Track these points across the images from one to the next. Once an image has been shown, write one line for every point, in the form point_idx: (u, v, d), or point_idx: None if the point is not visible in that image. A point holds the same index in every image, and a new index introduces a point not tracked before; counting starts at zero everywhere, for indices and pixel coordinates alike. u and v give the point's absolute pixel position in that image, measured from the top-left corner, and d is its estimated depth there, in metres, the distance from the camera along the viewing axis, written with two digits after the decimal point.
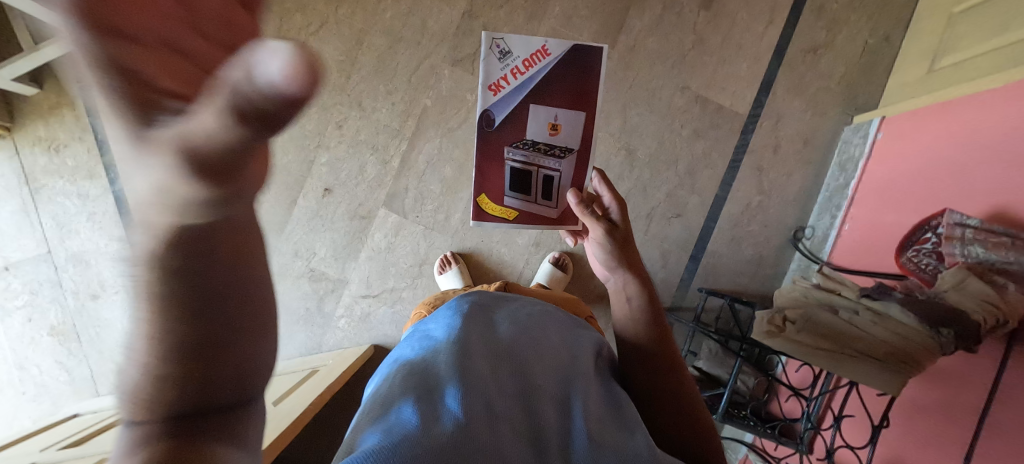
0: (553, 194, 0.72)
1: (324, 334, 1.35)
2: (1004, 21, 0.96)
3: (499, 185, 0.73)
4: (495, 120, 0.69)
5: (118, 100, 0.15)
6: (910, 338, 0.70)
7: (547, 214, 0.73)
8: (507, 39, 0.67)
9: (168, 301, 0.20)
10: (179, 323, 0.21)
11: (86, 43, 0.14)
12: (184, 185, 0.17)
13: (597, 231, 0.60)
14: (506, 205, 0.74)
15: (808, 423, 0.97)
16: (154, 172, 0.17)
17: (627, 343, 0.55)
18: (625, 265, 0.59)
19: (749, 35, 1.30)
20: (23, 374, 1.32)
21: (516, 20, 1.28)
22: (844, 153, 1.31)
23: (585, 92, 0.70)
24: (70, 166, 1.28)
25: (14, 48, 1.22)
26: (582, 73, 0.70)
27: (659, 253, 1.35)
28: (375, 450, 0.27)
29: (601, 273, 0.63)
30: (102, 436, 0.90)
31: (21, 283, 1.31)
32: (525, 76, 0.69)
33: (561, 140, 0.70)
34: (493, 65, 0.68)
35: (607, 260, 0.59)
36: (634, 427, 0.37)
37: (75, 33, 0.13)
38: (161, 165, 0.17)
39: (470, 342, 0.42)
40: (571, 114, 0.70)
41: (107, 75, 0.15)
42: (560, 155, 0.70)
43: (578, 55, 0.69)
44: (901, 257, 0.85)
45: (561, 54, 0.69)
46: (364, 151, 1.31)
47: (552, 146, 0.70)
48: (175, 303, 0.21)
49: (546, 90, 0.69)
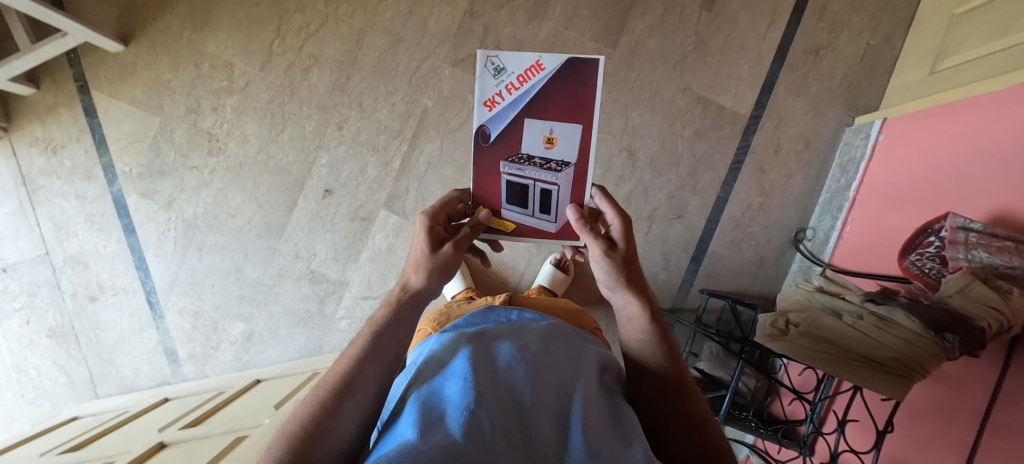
0: (551, 210, 0.71)
1: (325, 336, 1.34)
2: (1006, 23, 0.96)
3: (496, 198, 0.70)
4: (490, 135, 0.68)
5: (418, 251, 0.62)
6: (914, 343, 0.70)
7: (546, 227, 0.72)
8: (500, 56, 0.65)
9: (364, 356, 0.49)
10: (357, 365, 0.48)
11: (422, 242, 0.62)
12: (417, 274, 0.60)
13: (596, 248, 0.60)
14: (503, 217, 0.72)
15: (811, 426, 0.98)
16: (414, 269, 0.60)
17: (638, 360, 0.56)
18: (626, 284, 0.58)
19: (751, 36, 1.29)
20: (21, 376, 1.31)
21: (517, 20, 1.28)
22: (845, 154, 1.30)
23: (582, 104, 0.67)
24: (68, 166, 1.27)
25: (10, 48, 1.21)
26: (579, 86, 0.67)
27: (660, 254, 1.35)
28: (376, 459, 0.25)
29: (606, 290, 0.63)
30: (102, 441, 0.89)
31: (19, 285, 1.30)
32: (520, 91, 0.67)
33: (557, 156, 0.68)
34: (487, 83, 0.65)
35: (606, 280, 0.60)
36: (634, 441, 0.35)
37: (422, 241, 0.62)
38: (416, 267, 0.61)
39: (475, 357, 0.42)
40: (567, 127, 0.68)
41: (419, 247, 0.62)
42: (557, 169, 0.68)
43: (573, 69, 0.66)
44: (906, 261, 0.88)
45: (557, 70, 0.66)
46: (364, 152, 1.30)
47: (548, 161, 0.68)
48: (364, 357, 0.49)
49: (541, 105, 0.67)
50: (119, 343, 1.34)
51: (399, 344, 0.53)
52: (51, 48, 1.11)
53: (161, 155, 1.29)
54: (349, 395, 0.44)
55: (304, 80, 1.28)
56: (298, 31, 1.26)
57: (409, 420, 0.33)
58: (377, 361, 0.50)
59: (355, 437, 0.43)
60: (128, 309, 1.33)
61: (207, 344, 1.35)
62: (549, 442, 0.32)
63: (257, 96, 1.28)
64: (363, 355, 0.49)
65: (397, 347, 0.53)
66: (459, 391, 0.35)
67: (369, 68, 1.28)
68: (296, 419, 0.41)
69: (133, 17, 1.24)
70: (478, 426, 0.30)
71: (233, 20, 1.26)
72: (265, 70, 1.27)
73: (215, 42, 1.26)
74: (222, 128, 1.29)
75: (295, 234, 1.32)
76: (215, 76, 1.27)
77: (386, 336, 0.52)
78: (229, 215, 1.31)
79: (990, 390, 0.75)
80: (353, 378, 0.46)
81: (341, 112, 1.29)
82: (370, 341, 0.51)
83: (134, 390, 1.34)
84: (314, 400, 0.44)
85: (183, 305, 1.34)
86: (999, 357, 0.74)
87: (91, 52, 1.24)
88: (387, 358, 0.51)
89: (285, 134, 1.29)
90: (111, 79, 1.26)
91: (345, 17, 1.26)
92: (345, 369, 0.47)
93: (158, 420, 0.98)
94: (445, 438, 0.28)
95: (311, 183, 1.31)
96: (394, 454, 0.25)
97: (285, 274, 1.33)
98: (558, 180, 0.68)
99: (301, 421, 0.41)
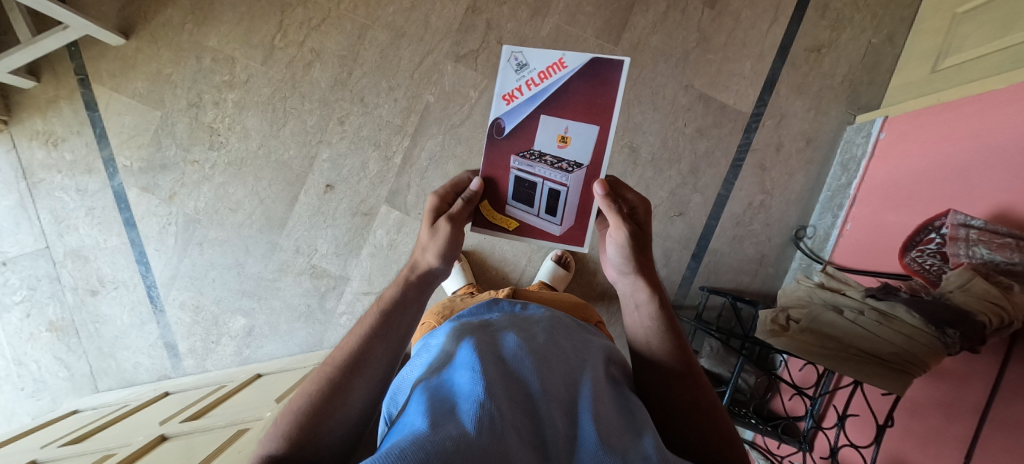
0: (555, 209, 0.68)
1: (325, 331, 1.34)
2: (1007, 22, 0.96)
3: (502, 194, 0.67)
4: (505, 129, 0.66)
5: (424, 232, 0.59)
6: (914, 338, 0.70)
7: (550, 229, 0.69)
8: (524, 52, 0.65)
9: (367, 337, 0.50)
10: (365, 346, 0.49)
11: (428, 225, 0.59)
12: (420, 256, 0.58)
13: (618, 229, 0.56)
14: (506, 214, 0.68)
15: (811, 420, 0.98)
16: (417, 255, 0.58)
17: (641, 355, 0.56)
18: (633, 274, 0.57)
19: (754, 33, 1.29)
20: (21, 370, 1.31)
21: (520, 16, 1.27)
22: (846, 152, 1.30)
23: (600, 105, 0.65)
24: (69, 160, 1.27)
25: (13, 41, 1.21)
26: (599, 85, 0.65)
27: (661, 251, 1.36)
28: (387, 452, 0.24)
29: (614, 275, 0.62)
30: (104, 434, 0.89)
31: (19, 279, 1.29)
32: (539, 88, 0.66)
33: (572, 156, 0.66)
34: (508, 76, 0.66)
35: (624, 265, 0.57)
36: (643, 431, 0.35)
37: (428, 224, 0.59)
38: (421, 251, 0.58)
39: (482, 349, 0.42)
40: (584, 127, 0.66)
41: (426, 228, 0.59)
42: (567, 167, 0.66)
43: (597, 67, 0.65)
44: (906, 258, 0.87)
45: (577, 67, 0.65)
46: (366, 147, 1.30)
47: (560, 159, 0.66)
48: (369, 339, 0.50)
49: (561, 102, 0.66)
50: (119, 337, 1.34)
51: (405, 330, 0.53)
52: (51, 41, 1.11)
53: (162, 149, 1.29)
54: (356, 373, 0.46)
55: (306, 75, 1.28)
56: (300, 25, 1.26)
57: (420, 410, 0.33)
58: (384, 343, 0.50)
59: (360, 413, 0.46)
60: (129, 303, 1.33)
61: (207, 338, 1.35)
62: (559, 433, 0.32)
63: (259, 90, 1.28)
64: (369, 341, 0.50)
65: (405, 333, 0.53)
66: (468, 383, 0.36)
67: (371, 63, 1.28)
68: (300, 403, 0.43)
69: (135, 11, 1.23)
70: (489, 417, 0.30)
71: (235, 14, 1.25)
72: (267, 64, 1.27)
73: (217, 36, 1.26)
74: (223, 122, 1.28)
75: (296, 228, 1.32)
76: (217, 70, 1.27)
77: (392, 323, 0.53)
78: (230, 210, 1.31)
79: (991, 387, 0.75)
80: (361, 358, 0.47)
81: (342, 108, 1.29)
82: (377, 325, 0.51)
83: (134, 384, 1.35)
84: (320, 375, 0.46)
85: (184, 299, 1.34)
86: (998, 350, 0.75)
87: (92, 45, 1.24)
88: (395, 339, 0.51)
89: (287, 129, 1.29)
90: (112, 73, 1.25)
91: (347, 12, 1.26)
92: (352, 348, 0.48)
93: (158, 414, 0.98)
94: (456, 430, 0.28)
95: (312, 178, 1.31)
96: (406, 445, 0.25)
97: (286, 269, 1.33)
98: (565, 178, 0.66)
99: (306, 405, 0.43)
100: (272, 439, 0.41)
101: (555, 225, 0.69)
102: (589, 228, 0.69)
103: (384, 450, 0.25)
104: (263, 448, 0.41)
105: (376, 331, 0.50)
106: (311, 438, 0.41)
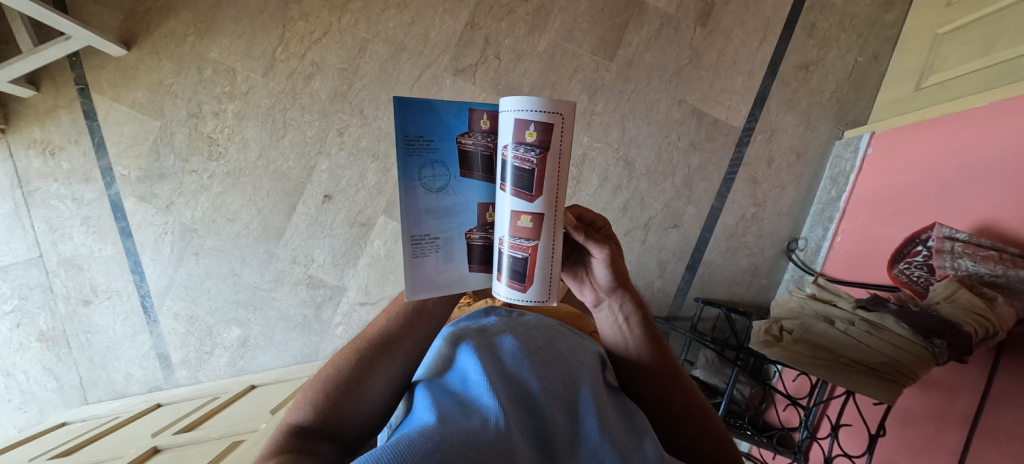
0: (427, 246, 0.44)
1: (322, 342, 1.34)
2: (988, 42, 1.01)
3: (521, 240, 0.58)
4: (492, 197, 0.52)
5: None
6: (904, 349, 0.72)
7: (489, 285, 0.50)
8: None
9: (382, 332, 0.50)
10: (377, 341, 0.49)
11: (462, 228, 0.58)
12: None
13: (600, 249, 0.46)
14: None
15: (805, 431, 1.00)
16: None
17: (630, 365, 0.54)
18: (620, 290, 0.50)
19: (744, 51, 1.33)
20: (9, 381, 1.29)
21: (516, 32, 1.30)
22: (835, 166, 1.34)
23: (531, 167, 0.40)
24: (65, 168, 1.27)
25: (13, 50, 1.22)
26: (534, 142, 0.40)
27: (657, 263, 1.38)
28: (404, 441, 0.25)
29: (589, 296, 0.53)
30: (93, 446, 0.87)
31: (10, 288, 1.28)
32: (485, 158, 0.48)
33: (504, 218, 0.43)
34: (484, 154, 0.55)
35: (607, 284, 0.49)
36: (642, 432, 0.37)
37: None
38: None
39: (483, 351, 0.42)
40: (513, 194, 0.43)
41: None
42: (438, 200, 0.44)
43: (509, 115, 0.39)
44: (895, 269, 0.91)
45: (502, 107, 0.40)
46: (365, 158, 1.31)
47: (434, 186, 0.43)
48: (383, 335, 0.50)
49: (465, 139, 0.44)
50: (111, 347, 1.33)
51: (418, 328, 0.53)
52: (53, 51, 1.11)
53: (160, 158, 1.29)
54: (385, 352, 0.48)
55: (307, 87, 1.29)
56: (301, 38, 1.28)
57: (426, 406, 0.33)
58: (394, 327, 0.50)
59: (389, 399, 0.47)
60: (122, 313, 1.32)
61: (201, 349, 1.34)
62: (562, 433, 0.33)
63: (259, 102, 1.29)
64: (384, 340, 0.49)
65: (431, 319, 0.54)
66: (472, 383, 0.36)
67: (371, 76, 1.30)
68: (311, 396, 0.44)
69: (136, 22, 1.24)
70: (494, 413, 0.31)
71: (237, 27, 1.27)
72: (268, 76, 1.28)
73: (218, 48, 1.27)
74: (222, 133, 1.29)
75: (294, 238, 1.32)
76: (217, 81, 1.28)
77: (409, 325, 0.52)
78: (227, 219, 1.31)
79: (980, 398, 0.76)
80: (391, 338, 0.49)
81: (342, 119, 1.30)
82: (396, 326, 0.51)
83: (124, 396, 1.34)
84: (349, 352, 0.48)
85: (178, 310, 1.33)
86: (986, 360, 0.76)
87: (93, 56, 1.24)
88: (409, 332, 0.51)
89: (286, 140, 1.30)
90: (112, 83, 1.26)
91: (347, 26, 1.28)
92: (383, 327, 0.51)
93: (150, 426, 0.96)
94: (464, 424, 0.29)
95: (311, 188, 1.32)
96: (418, 438, 0.25)
97: (283, 278, 1.33)
98: (413, 194, 0.42)
99: (319, 395, 0.43)
100: (300, 408, 0.42)
101: (481, 277, 0.49)
102: (540, 277, 0.44)
103: (395, 439, 0.26)
104: (289, 416, 0.42)
105: (407, 316, 0.52)
106: (337, 413, 0.42)
